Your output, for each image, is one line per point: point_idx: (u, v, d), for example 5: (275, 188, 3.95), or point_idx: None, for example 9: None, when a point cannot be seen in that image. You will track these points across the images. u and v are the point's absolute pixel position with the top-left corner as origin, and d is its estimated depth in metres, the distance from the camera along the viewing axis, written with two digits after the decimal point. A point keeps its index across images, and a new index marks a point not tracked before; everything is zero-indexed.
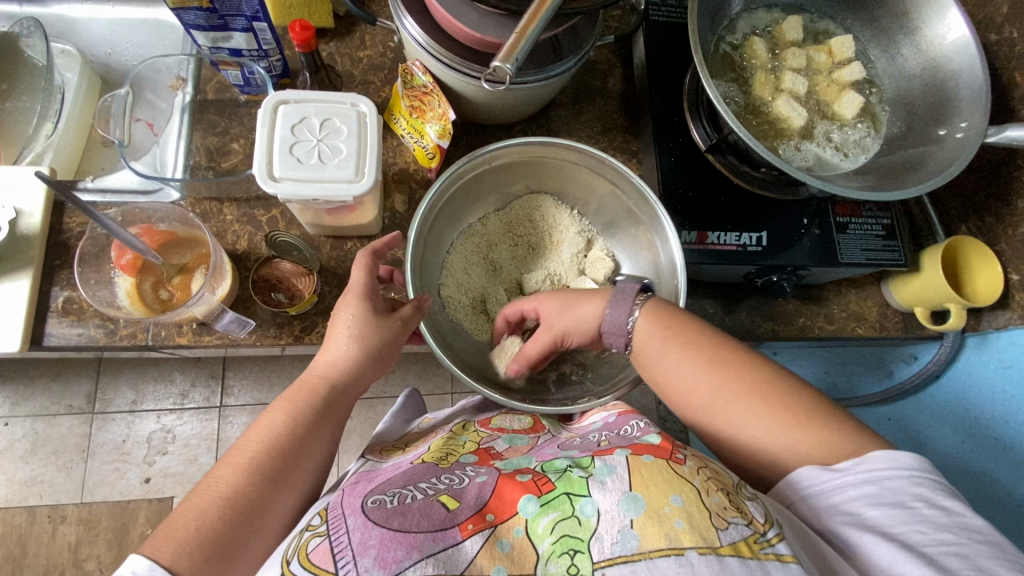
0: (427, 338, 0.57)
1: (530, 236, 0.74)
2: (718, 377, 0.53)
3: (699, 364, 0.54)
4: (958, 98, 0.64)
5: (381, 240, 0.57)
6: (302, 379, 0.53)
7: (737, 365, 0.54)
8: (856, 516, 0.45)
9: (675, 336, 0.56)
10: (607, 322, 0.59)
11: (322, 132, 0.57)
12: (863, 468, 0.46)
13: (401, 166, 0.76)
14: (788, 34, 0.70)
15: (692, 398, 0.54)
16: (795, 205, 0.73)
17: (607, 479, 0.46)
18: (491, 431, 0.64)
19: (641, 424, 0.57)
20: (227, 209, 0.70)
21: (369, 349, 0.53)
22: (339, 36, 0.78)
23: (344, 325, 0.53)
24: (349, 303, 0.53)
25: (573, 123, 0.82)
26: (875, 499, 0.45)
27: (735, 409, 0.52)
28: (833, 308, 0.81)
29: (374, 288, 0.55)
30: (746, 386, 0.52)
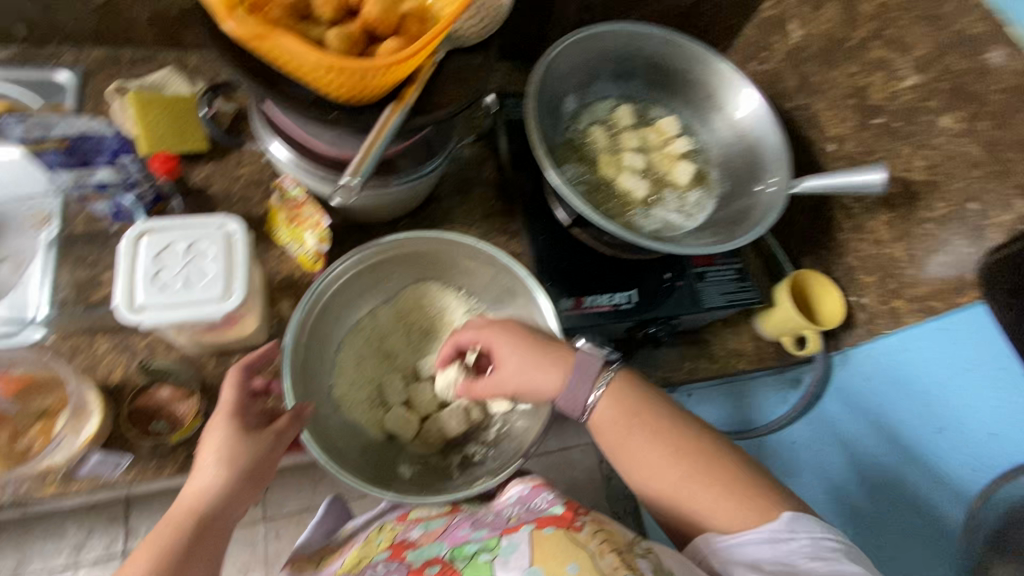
0: (308, 445, 0.57)
1: (422, 322, 0.77)
2: (676, 471, 0.56)
3: (669, 452, 0.57)
4: (766, 159, 0.76)
5: (253, 354, 0.57)
6: (167, 519, 0.48)
7: (699, 453, 0.57)
8: (755, 565, 0.52)
9: (625, 423, 0.58)
10: (564, 390, 0.60)
11: (186, 255, 0.58)
12: (765, 531, 0.53)
13: (287, 273, 0.77)
14: (622, 121, 0.82)
15: (657, 483, 0.57)
16: (657, 262, 0.81)
17: (509, 558, 0.51)
18: (407, 523, 0.65)
19: (550, 495, 0.57)
20: (99, 341, 0.67)
21: (240, 469, 0.50)
22: (216, 158, 0.80)
23: (213, 448, 0.50)
24: (217, 424, 0.52)
25: (454, 212, 0.88)
26: (779, 551, 0.52)
27: (692, 491, 0.56)
28: (714, 349, 0.88)
29: (246, 404, 0.54)
30: (710, 469, 0.56)
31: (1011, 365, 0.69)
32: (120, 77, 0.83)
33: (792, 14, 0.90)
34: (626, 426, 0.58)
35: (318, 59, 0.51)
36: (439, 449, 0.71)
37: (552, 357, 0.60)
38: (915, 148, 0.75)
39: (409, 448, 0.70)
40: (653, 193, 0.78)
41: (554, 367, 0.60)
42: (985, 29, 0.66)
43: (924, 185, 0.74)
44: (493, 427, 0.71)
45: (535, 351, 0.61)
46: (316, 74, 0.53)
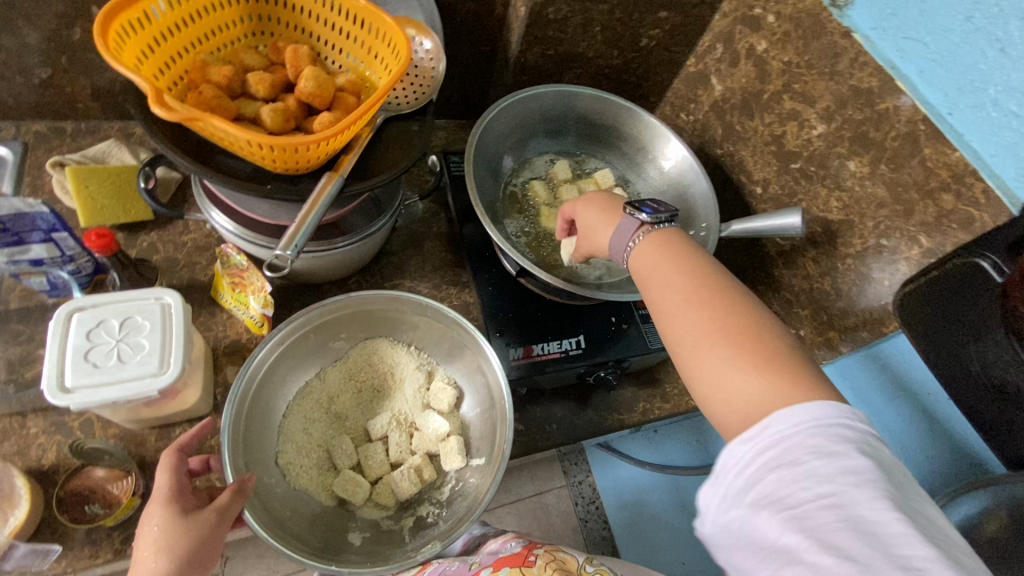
0: (250, 522, 0.55)
1: (372, 379, 0.77)
2: (698, 315, 0.50)
3: (693, 308, 0.51)
4: (696, 207, 0.80)
5: (187, 433, 0.56)
6: None
7: (731, 308, 0.50)
8: (753, 480, 0.41)
9: (681, 258, 0.56)
10: (613, 242, 0.62)
11: (121, 331, 0.57)
12: (771, 433, 0.42)
13: (233, 337, 0.76)
14: (560, 175, 0.86)
15: (673, 331, 0.52)
16: (603, 307, 0.84)
17: None
18: None
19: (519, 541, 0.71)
20: (31, 421, 0.65)
21: (180, 556, 0.47)
22: (160, 225, 0.81)
23: (149, 537, 0.48)
24: (151, 513, 0.49)
25: (404, 267, 0.90)
26: (779, 466, 0.40)
27: (709, 352, 0.48)
28: (666, 387, 0.90)
29: (182, 487, 0.52)
30: (729, 329, 0.48)
31: (942, 393, 0.80)
32: (62, 150, 0.83)
33: (712, 69, 0.97)
34: (686, 269, 0.54)
35: (247, 139, 0.51)
36: (392, 512, 0.69)
37: (608, 215, 0.65)
38: (831, 191, 0.80)
39: (361, 513, 0.69)
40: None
41: (612, 222, 0.64)
42: (878, 83, 0.72)
43: (842, 224, 0.80)
44: (447, 485, 0.71)
45: (611, 205, 0.66)
46: (251, 149, 0.55)
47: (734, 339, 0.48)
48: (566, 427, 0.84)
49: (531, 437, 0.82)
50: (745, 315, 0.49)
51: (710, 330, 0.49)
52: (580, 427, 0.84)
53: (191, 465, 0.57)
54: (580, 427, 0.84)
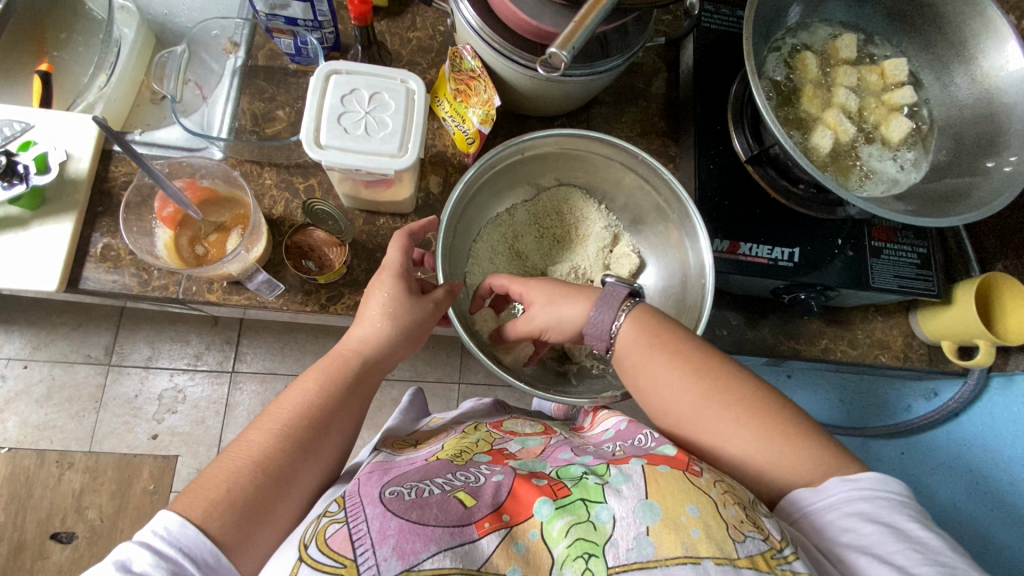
0: (456, 325, 0.58)
1: (556, 228, 0.74)
2: (698, 396, 0.52)
3: (684, 380, 0.52)
4: (1009, 130, 0.63)
5: (420, 223, 0.58)
6: (336, 351, 0.54)
7: (725, 379, 0.52)
8: (855, 532, 0.44)
9: (662, 346, 0.54)
10: (590, 318, 0.57)
11: (370, 104, 0.57)
12: (856, 486, 0.46)
13: (440, 148, 0.76)
14: (842, 52, 0.70)
15: (673, 407, 0.53)
16: (831, 226, 0.72)
17: (622, 487, 0.46)
18: (503, 434, 0.64)
19: (654, 434, 0.55)
20: (267, 173, 0.71)
21: (401, 327, 0.54)
22: (391, 15, 0.79)
23: (377, 304, 0.54)
24: (384, 280, 0.54)
25: (612, 123, 0.82)
26: (865, 512, 0.45)
27: (717, 420, 0.51)
28: (857, 333, 0.80)
29: (409, 268, 0.55)
30: (739, 401, 0.51)
31: None
32: None
33: None
34: (672, 351, 0.54)
35: None
36: (557, 355, 0.71)
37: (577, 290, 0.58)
38: None
39: None
40: (869, 156, 0.68)
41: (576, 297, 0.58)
42: None
43: None
44: None
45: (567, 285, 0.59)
46: None
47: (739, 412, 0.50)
48: (735, 337, 0.78)
49: None
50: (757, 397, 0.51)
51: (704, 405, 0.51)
52: (749, 341, 0.78)
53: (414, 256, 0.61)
54: (749, 341, 0.78)
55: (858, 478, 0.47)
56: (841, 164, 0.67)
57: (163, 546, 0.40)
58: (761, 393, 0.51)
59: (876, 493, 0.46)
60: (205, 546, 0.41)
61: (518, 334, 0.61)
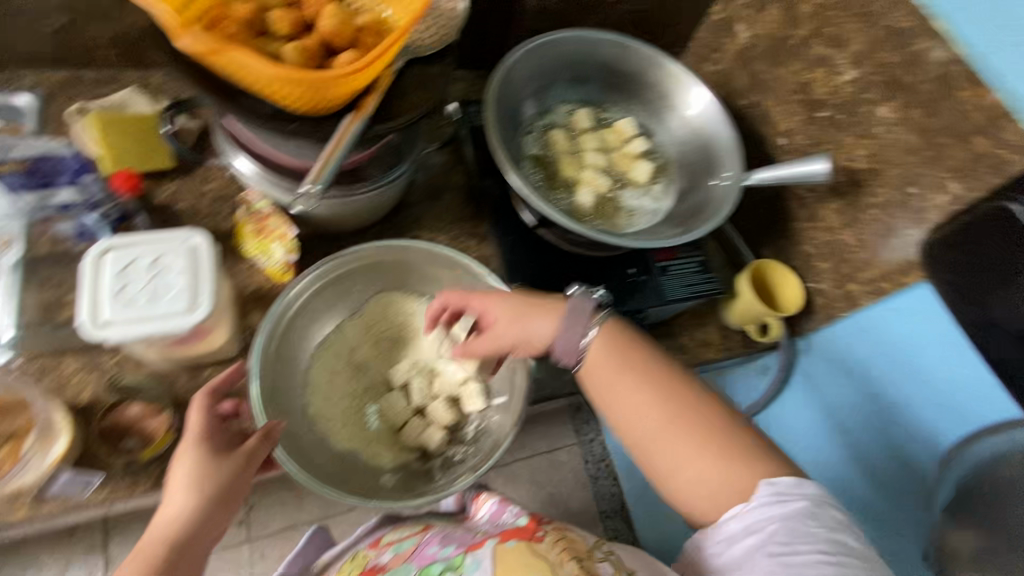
0: (285, 462, 0.58)
1: (387, 332, 0.77)
2: (656, 417, 0.57)
3: (646, 399, 0.58)
4: (719, 155, 0.79)
5: (219, 377, 0.56)
6: (138, 547, 0.48)
7: (687, 395, 0.58)
8: (762, 534, 0.52)
9: (625, 364, 0.59)
10: (558, 335, 0.61)
11: (151, 270, 0.58)
12: (774, 492, 0.53)
13: (257, 284, 0.77)
14: (582, 124, 0.84)
15: (638, 423, 0.58)
16: (623, 259, 0.84)
17: None
18: (376, 550, 0.67)
19: (515, 510, 0.68)
20: (68, 361, 0.67)
21: (214, 494, 0.50)
22: (184, 173, 0.80)
23: (178, 475, 0.50)
24: (186, 451, 0.51)
25: (423, 219, 0.89)
26: (779, 518, 0.52)
27: (665, 447, 0.56)
28: (681, 339, 0.91)
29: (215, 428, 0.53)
30: (687, 428, 0.56)
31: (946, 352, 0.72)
32: (82, 97, 0.82)
33: (739, 16, 0.94)
34: (654, 378, 0.59)
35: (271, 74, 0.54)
36: (420, 454, 0.71)
37: (540, 305, 0.62)
38: (858, 139, 0.79)
39: (389, 457, 0.70)
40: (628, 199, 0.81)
41: (540, 313, 0.62)
42: (915, 24, 0.70)
43: (867, 173, 0.79)
44: (470, 425, 0.72)
45: (535, 299, 0.63)
46: (274, 86, 0.55)
47: (707, 436, 0.55)
48: (581, 376, 0.85)
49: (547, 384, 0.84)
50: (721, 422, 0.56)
51: (670, 421, 0.56)
52: None
53: (223, 408, 0.59)
54: None
55: (778, 481, 0.53)
56: (608, 212, 0.79)
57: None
58: (713, 412, 0.57)
59: (775, 515, 0.52)
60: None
61: (480, 350, 0.64)
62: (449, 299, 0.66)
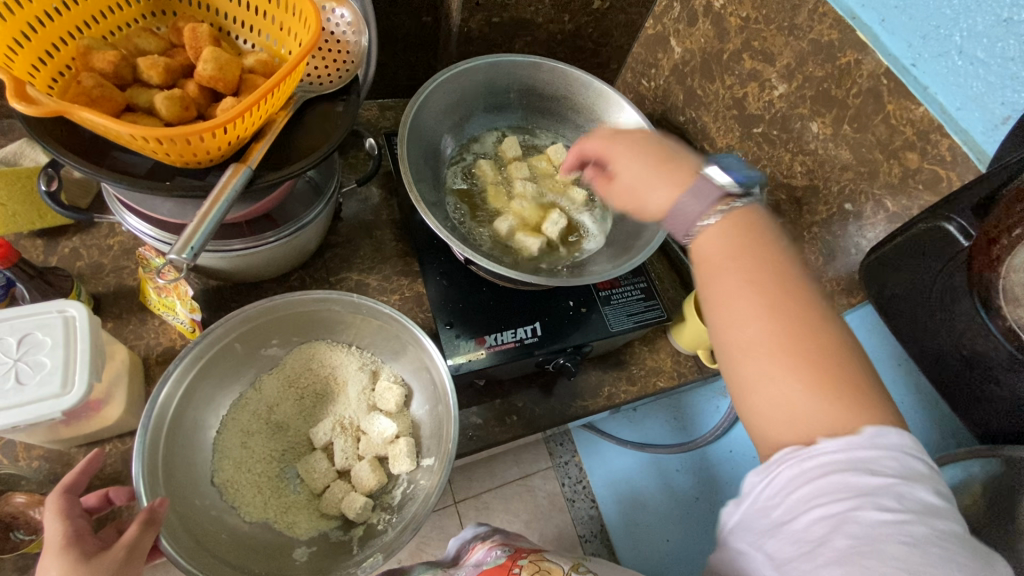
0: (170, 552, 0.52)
1: (313, 386, 0.72)
2: (767, 319, 0.44)
3: (758, 300, 0.45)
4: None
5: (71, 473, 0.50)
6: None
7: (803, 308, 0.44)
8: (824, 492, 0.39)
9: (760, 263, 0.47)
10: (678, 208, 0.51)
11: (19, 350, 0.53)
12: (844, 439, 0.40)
13: (167, 345, 0.72)
14: (509, 152, 0.80)
15: (734, 323, 0.45)
16: (561, 291, 0.80)
17: None
18: None
19: (500, 551, 0.67)
20: None
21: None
22: (82, 229, 0.77)
23: None
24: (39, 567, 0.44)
25: (352, 259, 0.85)
26: (841, 471, 0.39)
27: (768, 362, 0.43)
28: (632, 369, 0.87)
29: (73, 528, 0.46)
30: (808, 348, 0.43)
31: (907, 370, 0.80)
32: None
33: (671, 31, 0.91)
34: (759, 276, 0.46)
35: (127, 132, 0.46)
36: (341, 522, 0.65)
37: (675, 174, 0.53)
38: (794, 155, 0.76)
39: (307, 527, 0.63)
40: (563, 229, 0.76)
41: (676, 180, 0.53)
42: (838, 37, 0.67)
43: (805, 190, 0.76)
44: (398, 488, 0.67)
45: (665, 162, 0.54)
46: (139, 143, 0.50)
47: (796, 350, 0.43)
48: (527, 417, 0.80)
49: (490, 430, 0.79)
50: (811, 307, 0.45)
51: (786, 338, 0.43)
52: (542, 415, 0.81)
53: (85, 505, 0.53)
54: (542, 415, 0.81)
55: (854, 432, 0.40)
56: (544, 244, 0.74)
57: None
58: (833, 337, 0.44)
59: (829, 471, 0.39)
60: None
61: (612, 191, 0.60)
62: (586, 149, 0.62)
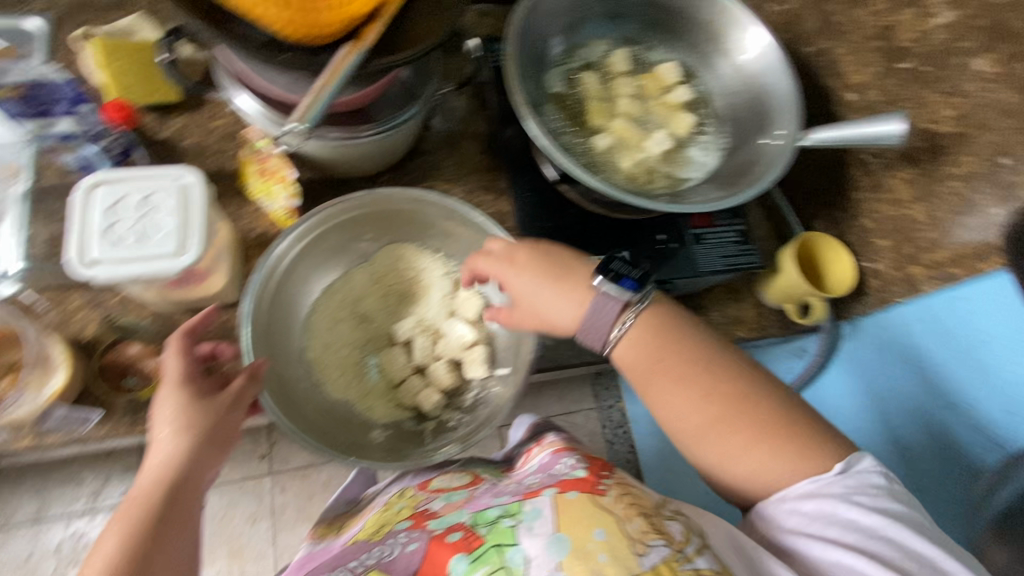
0: (269, 410, 0.57)
1: (398, 286, 0.74)
2: (699, 400, 0.55)
3: (694, 397, 0.56)
4: (775, 109, 0.69)
5: (193, 319, 0.53)
6: (131, 496, 0.46)
7: (729, 401, 0.55)
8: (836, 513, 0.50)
9: (671, 366, 0.57)
10: (589, 320, 0.58)
11: (141, 209, 0.55)
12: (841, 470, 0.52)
13: (263, 230, 0.74)
14: (618, 66, 0.75)
15: (686, 419, 0.56)
16: (653, 223, 0.76)
17: (535, 524, 0.55)
18: (428, 493, 0.70)
19: (571, 461, 0.63)
20: (73, 297, 0.67)
21: (202, 434, 0.48)
22: (191, 109, 0.78)
23: (165, 418, 0.47)
24: (165, 395, 0.49)
25: (439, 168, 0.84)
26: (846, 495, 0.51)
27: (726, 439, 0.54)
28: (712, 315, 0.83)
29: (193, 369, 0.51)
30: (757, 429, 0.54)
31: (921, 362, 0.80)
32: (90, 23, 0.78)
33: None
34: (700, 377, 0.56)
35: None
36: (414, 415, 0.69)
37: (572, 281, 0.60)
38: None
39: (383, 414, 0.67)
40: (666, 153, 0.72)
41: (574, 296, 0.59)
42: None
43: None
44: (469, 392, 0.69)
45: (552, 266, 0.61)
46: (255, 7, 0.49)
47: (759, 432, 0.54)
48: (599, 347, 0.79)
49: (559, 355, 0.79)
50: (752, 388, 0.56)
51: (713, 425, 0.55)
52: None
53: (199, 352, 0.57)
54: None
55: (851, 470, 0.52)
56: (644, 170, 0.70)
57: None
58: (785, 411, 0.55)
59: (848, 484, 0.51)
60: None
61: None
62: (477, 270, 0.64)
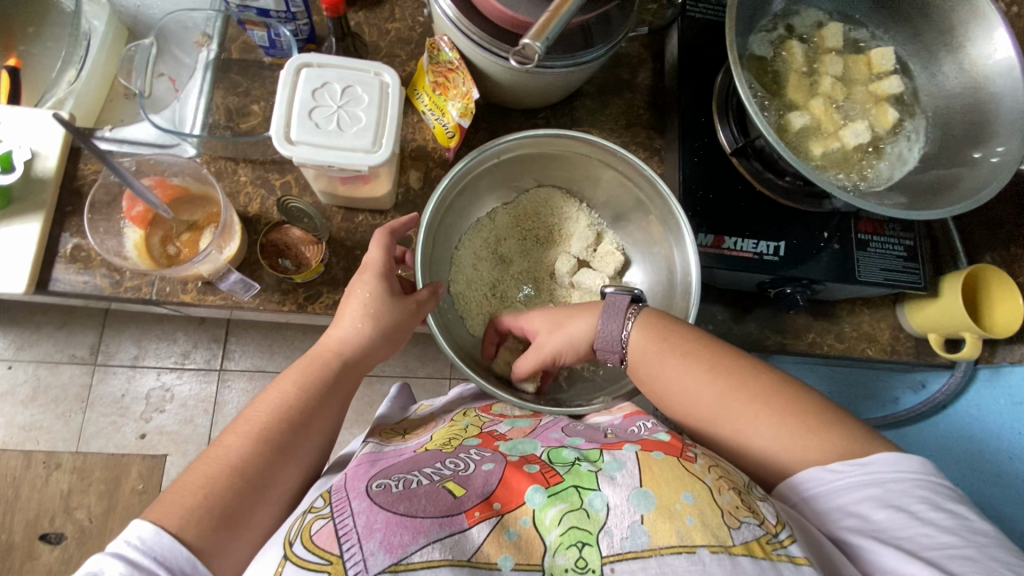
0: (437, 337, 0.60)
1: (538, 230, 0.75)
2: (708, 380, 0.53)
3: (701, 378, 0.53)
4: (996, 120, 0.61)
5: (398, 221, 0.61)
6: (314, 353, 0.56)
7: (738, 375, 0.53)
8: (893, 509, 0.44)
9: (678, 347, 0.55)
10: (602, 333, 0.59)
11: (342, 98, 0.56)
12: (907, 470, 0.45)
13: (420, 142, 0.74)
14: (828, 41, 0.70)
15: (695, 407, 0.54)
16: (817, 218, 0.72)
17: (616, 474, 0.47)
18: (493, 417, 0.63)
19: (650, 424, 0.56)
20: (242, 169, 0.70)
21: (382, 327, 0.57)
22: (369, 5, 0.77)
23: (359, 302, 0.56)
24: (366, 280, 0.57)
25: (597, 115, 0.80)
26: (911, 496, 0.44)
27: (741, 420, 0.51)
28: (844, 326, 0.79)
29: (390, 268, 0.58)
30: (769, 406, 0.51)
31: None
32: None
33: None
34: (707, 358, 0.54)
35: None
36: None
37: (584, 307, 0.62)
38: None
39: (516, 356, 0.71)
40: (864, 146, 0.66)
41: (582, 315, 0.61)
42: None
43: None
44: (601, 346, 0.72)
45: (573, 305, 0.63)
46: None
47: (776, 411, 0.50)
48: (720, 332, 0.78)
49: None
50: (737, 366, 0.54)
51: (724, 405, 0.52)
52: (733, 336, 0.78)
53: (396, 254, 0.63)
54: (736, 336, 0.77)
55: (905, 464, 0.46)
56: (830, 157, 0.66)
57: (140, 556, 0.40)
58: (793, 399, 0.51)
59: (932, 475, 0.45)
60: (182, 555, 0.41)
61: None
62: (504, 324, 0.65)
